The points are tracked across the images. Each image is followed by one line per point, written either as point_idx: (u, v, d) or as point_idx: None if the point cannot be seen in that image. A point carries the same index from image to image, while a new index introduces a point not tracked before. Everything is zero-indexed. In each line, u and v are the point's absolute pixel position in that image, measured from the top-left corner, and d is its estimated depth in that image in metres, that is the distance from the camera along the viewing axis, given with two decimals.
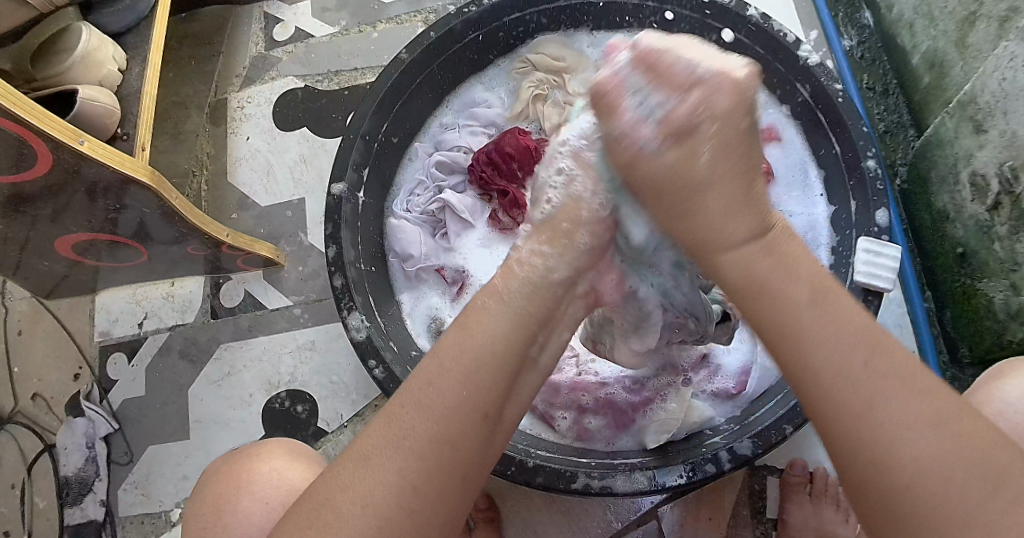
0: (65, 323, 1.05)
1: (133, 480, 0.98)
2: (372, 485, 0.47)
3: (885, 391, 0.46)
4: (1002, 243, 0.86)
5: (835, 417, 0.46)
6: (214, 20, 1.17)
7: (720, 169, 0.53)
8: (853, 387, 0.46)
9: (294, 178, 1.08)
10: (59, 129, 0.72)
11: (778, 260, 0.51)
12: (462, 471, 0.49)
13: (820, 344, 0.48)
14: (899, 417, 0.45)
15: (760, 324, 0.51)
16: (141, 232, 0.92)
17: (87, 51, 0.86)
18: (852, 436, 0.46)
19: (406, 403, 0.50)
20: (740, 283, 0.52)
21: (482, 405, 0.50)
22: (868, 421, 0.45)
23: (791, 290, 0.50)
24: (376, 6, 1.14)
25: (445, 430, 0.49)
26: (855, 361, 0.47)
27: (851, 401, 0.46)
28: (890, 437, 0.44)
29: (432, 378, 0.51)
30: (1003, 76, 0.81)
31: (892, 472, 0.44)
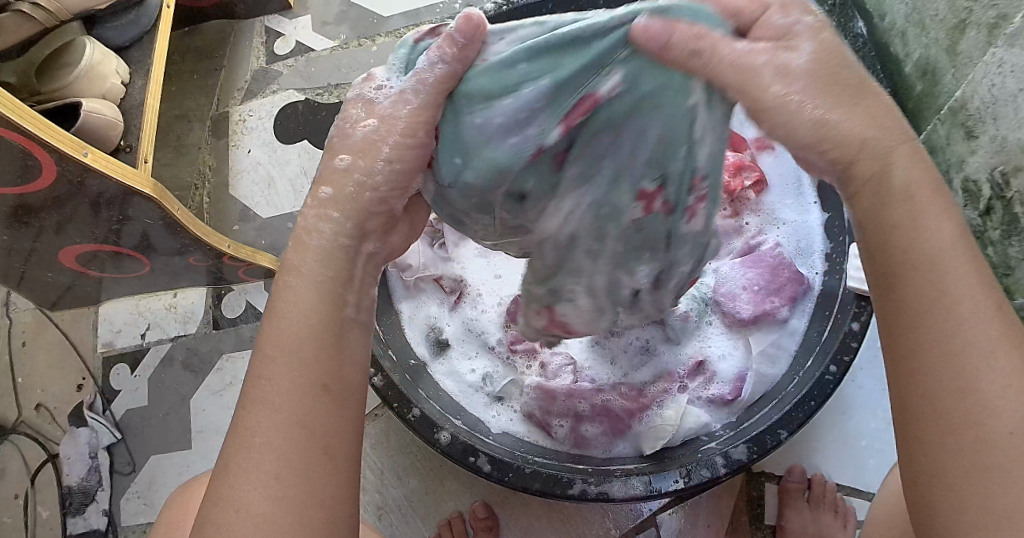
0: (68, 335, 1.06)
1: (135, 489, 0.99)
2: (247, 488, 0.42)
3: (1007, 351, 0.39)
4: (995, 247, 0.87)
5: (924, 368, 0.40)
6: (218, 34, 1.19)
7: (855, 125, 0.43)
8: (967, 345, 0.39)
9: (295, 191, 1.09)
10: (64, 141, 0.74)
11: (936, 193, 0.43)
12: (327, 443, 0.44)
13: (961, 293, 0.40)
14: (1002, 386, 0.39)
15: (892, 253, 0.42)
16: (145, 243, 0.93)
17: (91, 64, 0.88)
18: (938, 403, 0.40)
19: (246, 404, 0.45)
20: (896, 215, 0.42)
21: (317, 376, 0.46)
22: (974, 384, 0.39)
23: (942, 235, 0.42)
24: (376, 20, 1.16)
25: (297, 411, 0.44)
26: (989, 325, 0.40)
27: (970, 342, 0.40)
28: (989, 413, 0.38)
29: (261, 368, 0.45)
30: (993, 81, 0.82)
31: (987, 439, 0.38)
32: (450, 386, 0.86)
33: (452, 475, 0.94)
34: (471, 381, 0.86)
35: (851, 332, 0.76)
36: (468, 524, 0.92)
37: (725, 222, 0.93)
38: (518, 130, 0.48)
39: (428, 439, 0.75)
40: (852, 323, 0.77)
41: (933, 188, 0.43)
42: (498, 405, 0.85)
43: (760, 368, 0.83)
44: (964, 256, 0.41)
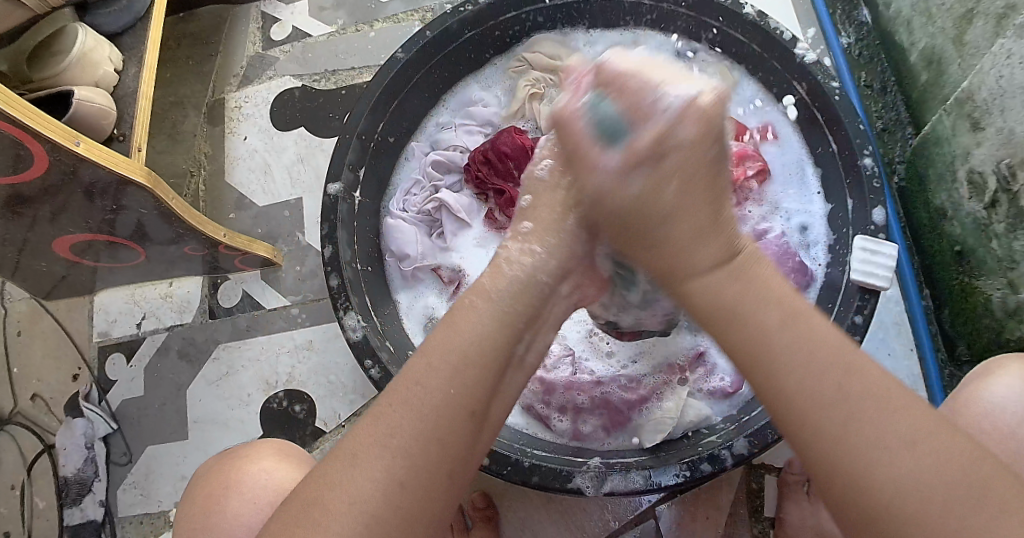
0: (63, 324, 1.05)
1: (132, 480, 0.99)
2: (362, 487, 0.46)
3: (863, 405, 0.44)
4: (1000, 240, 0.85)
5: (812, 442, 0.45)
6: (212, 19, 1.17)
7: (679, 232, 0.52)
8: (829, 409, 0.45)
9: (292, 179, 1.08)
10: (55, 129, 0.72)
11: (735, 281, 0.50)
12: (451, 466, 0.48)
13: (794, 371, 0.46)
14: (879, 438, 0.44)
15: (731, 349, 0.49)
16: (140, 233, 0.92)
17: (83, 51, 0.86)
18: (835, 464, 0.44)
19: (393, 402, 0.48)
20: (710, 310, 0.50)
21: (470, 403, 0.49)
22: (850, 437, 0.44)
23: (762, 316, 0.48)
24: (373, 5, 1.14)
25: (434, 427, 0.47)
26: (830, 384, 0.45)
27: (828, 426, 0.44)
28: (874, 461, 0.43)
29: (421, 374, 0.49)
30: (1000, 73, 0.81)
31: (880, 493, 0.43)
32: None
33: None
34: None
35: (855, 325, 0.76)
36: (466, 515, 0.91)
37: None
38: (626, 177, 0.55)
39: None
40: (854, 316, 0.76)
41: (738, 292, 0.49)
42: None
43: None
44: (795, 323, 0.48)
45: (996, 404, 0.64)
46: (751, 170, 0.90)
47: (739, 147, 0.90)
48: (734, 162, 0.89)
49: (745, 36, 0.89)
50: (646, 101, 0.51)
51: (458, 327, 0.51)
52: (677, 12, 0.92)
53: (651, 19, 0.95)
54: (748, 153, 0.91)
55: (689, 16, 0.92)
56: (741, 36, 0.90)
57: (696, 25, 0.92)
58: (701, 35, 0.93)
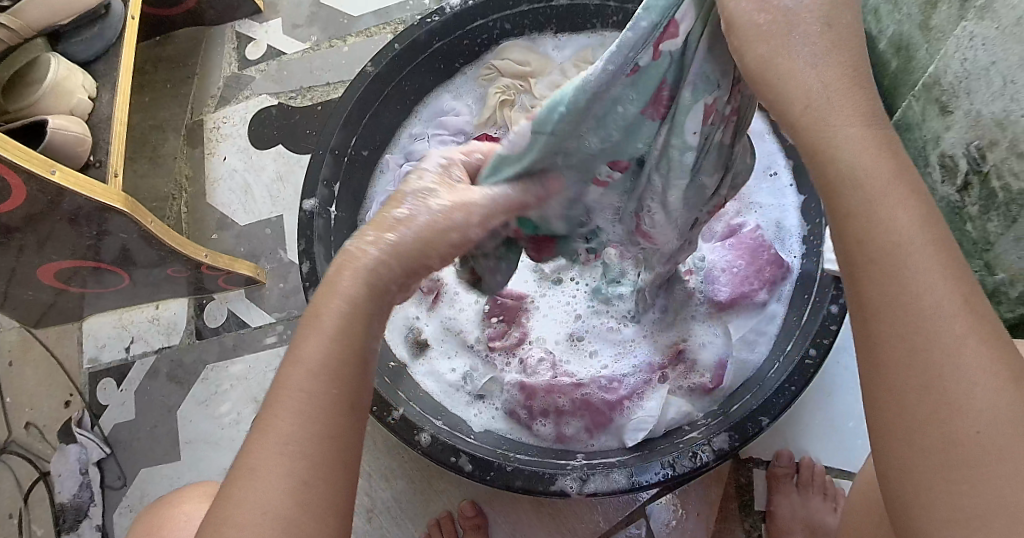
0: (53, 351, 1.06)
1: (127, 503, 0.99)
2: (269, 496, 0.43)
3: (974, 333, 0.40)
4: (974, 223, 0.86)
5: (915, 351, 0.40)
6: (188, 42, 1.18)
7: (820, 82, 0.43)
8: (941, 326, 0.40)
9: (272, 196, 1.09)
10: (30, 159, 0.73)
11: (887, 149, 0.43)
12: (344, 456, 0.46)
13: (920, 263, 0.41)
14: (975, 371, 0.39)
15: (862, 228, 0.42)
16: (123, 257, 0.93)
17: (57, 81, 0.88)
18: (908, 389, 0.40)
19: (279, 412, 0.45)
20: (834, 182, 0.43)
21: (351, 395, 0.47)
22: (945, 363, 0.40)
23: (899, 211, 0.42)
24: (346, 21, 1.15)
25: (326, 426, 0.45)
26: (956, 295, 0.40)
27: (943, 335, 0.40)
28: (960, 389, 0.39)
29: (297, 378, 0.46)
30: (964, 56, 0.81)
31: (955, 428, 0.39)
32: (431, 387, 0.86)
33: (441, 475, 0.94)
34: (451, 381, 0.86)
35: (830, 314, 0.75)
36: (458, 523, 0.92)
37: None
38: (636, 42, 0.47)
39: (409, 441, 0.75)
40: (830, 305, 0.75)
41: (893, 171, 0.42)
42: (479, 403, 0.85)
43: (740, 353, 0.82)
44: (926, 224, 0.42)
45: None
46: None
47: None
48: None
49: None
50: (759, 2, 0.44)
51: None
52: None
53: (617, 21, 0.95)
54: None
55: None
56: None
57: None
58: None
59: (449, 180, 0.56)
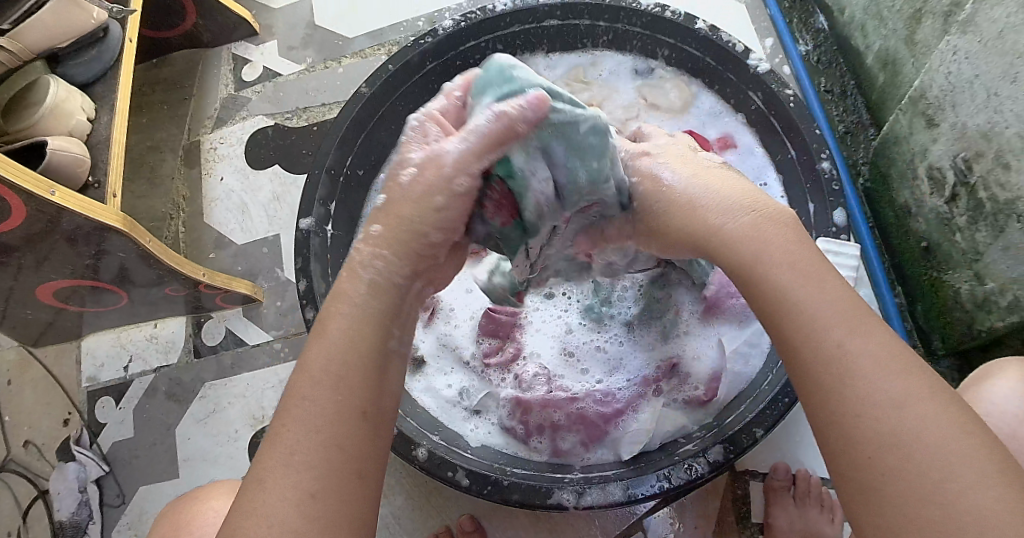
0: (52, 370, 1.06)
1: (126, 521, 0.99)
2: (278, 504, 0.46)
3: (851, 369, 0.47)
4: (962, 233, 0.87)
5: (814, 394, 0.48)
6: (185, 63, 1.20)
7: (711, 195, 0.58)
8: (829, 361, 0.48)
9: (269, 216, 1.10)
10: (30, 180, 0.75)
11: (775, 229, 0.54)
12: (356, 466, 0.48)
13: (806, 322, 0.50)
14: (861, 402, 0.46)
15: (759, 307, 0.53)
16: (122, 276, 0.94)
17: (56, 103, 0.89)
18: (834, 409, 0.47)
19: (286, 423, 0.48)
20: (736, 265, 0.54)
21: (357, 403, 0.50)
22: (841, 388, 0.47)
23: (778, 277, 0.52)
24: (341, 42, 1.17)
25: (333, 430, 0.48)
26: (829, 341, 0.48)
27: (823, 377, 0.48)
28: (858, 410, 0.46)
29: (305, 392, 0.49)
30: (949, 70, 0.83)
31: (871, 444, 0.45)
32: (428, 403, 0.86)
33: (438, 491, 0.95)
34: (448, 397, 0.86)
35: None
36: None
37: None
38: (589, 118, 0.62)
39: (406, 457, 0.75)
40: None
41: (761, 253, 0.53)
42: (476, 418, 0.85)
43: (734, 366, 0.82)
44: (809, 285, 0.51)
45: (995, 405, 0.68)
46: None
47: None
48: None
49: (697, 50, 0.92)
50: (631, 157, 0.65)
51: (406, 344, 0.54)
52: (632, 31, 0.95)
53: (607, 40, 0.97)
54: None
55: (644, 35, 0.94)
56: (695, 51, 0.92)
57: (651, 42, 0.95)
58: (657, 52, 0.96)
59: (425, 140, 0.55)
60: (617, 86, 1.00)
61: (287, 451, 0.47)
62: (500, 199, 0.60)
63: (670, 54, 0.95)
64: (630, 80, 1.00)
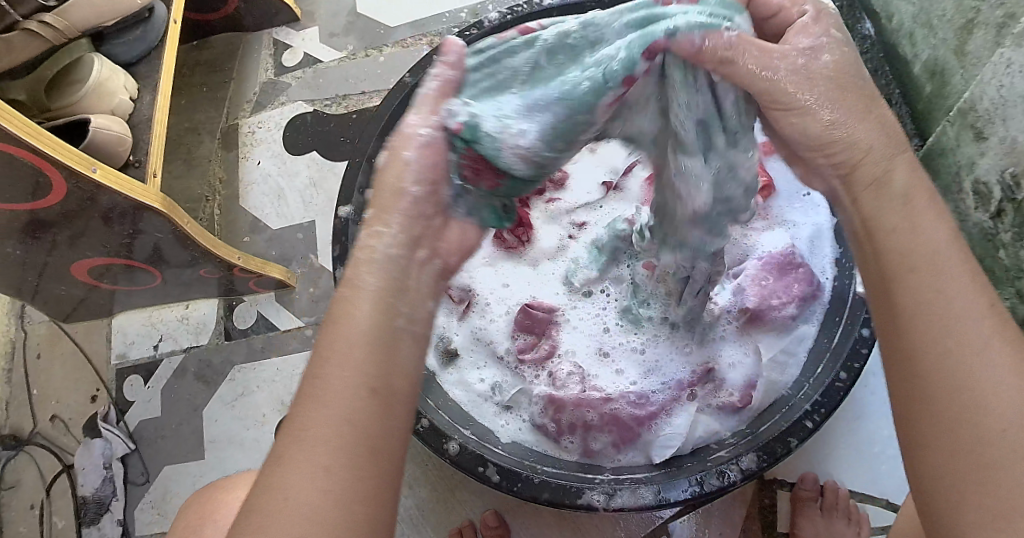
0: (83, 346, 1.07)
1: (149, 499, 1.00)
2: (296, 483, 0.43)
3: (1003, 339, 0.44)
4: (1007, 250, 0.86)
5: (950, 353, 0.44)
6: (225, 47, 1.20)
7: (864, 134, 0.51)
8: (976, 323, 0.44)
9: (305, 202, 1.10)
10: (73, 157, 0.75)
11: (930, 201, 0.49)
12: (370, 443, 0.44)
13: (958, 282, 0.46)
14: (1002, 370, 0.43)
15: (891, 252, 0.48)
16: (155, 256, 0.94)
17: (99, 81, 0.90)
18: (938, 376, 0.44)
19: (299, 402, 0.45)
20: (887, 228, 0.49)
21: (365, 380, 0.46)
22: (988, 353, 0.43)
23: (939, 232, 0.48)
24: (383, 31, 1.17)
25: (342, 409, 0.44)
26: (987, 305, 0.45)
27: (976, 336, 0.44)
28: (979, 384, 0.43)
29: (318, 369, 0.46)
30: (1001, 83, 0.82)
31: (984, 424, 0.42)
32: (459, 396, 0.85)
33: (463, 484, 0.95)
34: (480, 391, 0.86)
35: (862, 338, 0.76)
36: (479, 532, 0.92)
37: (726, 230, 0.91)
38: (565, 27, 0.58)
39: (437, 450, 0.75)
40: (862, 329, 0.77)
41: (921, 203, 0.49)
42: (507, 414, 0.85)
43: (771, 374, 0.81)
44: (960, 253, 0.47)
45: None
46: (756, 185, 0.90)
47: None
48: None
49: None
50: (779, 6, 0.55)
51: None
52: None
53: None
54: None
55: None
56: None
57: None
58: None
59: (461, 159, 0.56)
60: None
61: (301, 428, 0.44)
62: (476, 163, 0.56)
63: None
64: None
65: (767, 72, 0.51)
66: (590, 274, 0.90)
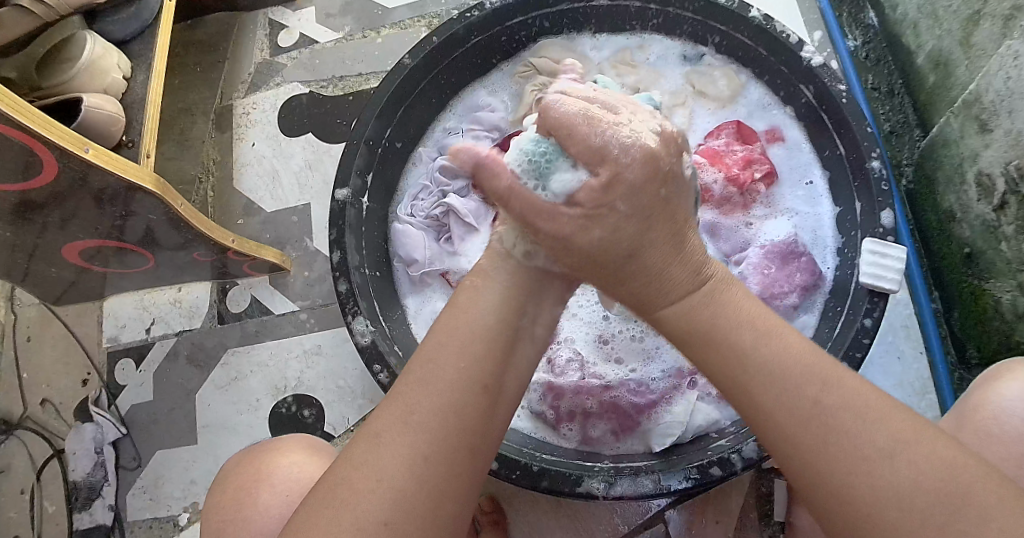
0: (73, 329, 1.05)
1: (142, 484, 0.99)
2: (389, 463, 0.47)
3: (838, 425, 0.46)
4: (1009, 243, 0.85)
5: (795, 452, 0.47)
6: (219, 26, 1.18)
7: (655, 261, 0.56)
8: (806, 422, 0.47)
9: (301, 184, 1.08)
10: (64, 136, 0.73)
11: (737, 325, 0.52)
12: (469, 441, 0.49)
13: (769, 391, 0.49)
14: (856, 448, 0.45)
15: (711, 372, 0.52)
16: (148, 239, 0.92)
17: (92, 60, 0.87)
18: (817, 470, 0.46)
19: (410, 383, 0.50)
20: (685, 338, 0.54)
21: (479, 378, 0.51)
22: (827, 444, 0.46)
23: (740, 336, 0.51)
24: (381, 12, 1.15)
25: (449, 400, 0.49)
26: (806, 398, 0.48)
27: (809, 433, 0.47)
28: (846, 472, 0.45)
29: (434, 355, 0.51)
30: (1008, 75, 0.81)
31: (853, 503, 0.45)
32: None
33: None
34: None
35: (864, 328, 0.76)
36: None
37: (727, 220, 0.91)
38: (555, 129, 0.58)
39: None
40: (864, 319, 0.76)
41: (714, 316, 0.53)
42: None
43: None
44: (771, 357, 0.50)
45: (1007, 410, 0.64)
46: (759, 173, 0.90)
47: (745, 152, 0.91)
48: (741, 167, 0.90)
49: (751, 39, 0.90)
50: (601, 145, 0.56)
51: (461, 311, 0.54)
52: (684, 16, 0.93)
53: (657, 23, 0.95)
54: (756, 157, 0.91)
55: (696, 20, 0.92)
56: (747, 39, 0.90)
57: (703, 29, 0.93)
58: (707, 38, 0.94)
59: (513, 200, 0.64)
60: (665, 71, 0.98)
61: (409, 409, 0.49)
62: None
63: (720, 41, 0.93)
64: (678, 67, 0.98)
65: (561, 238, 0.57)
66: None
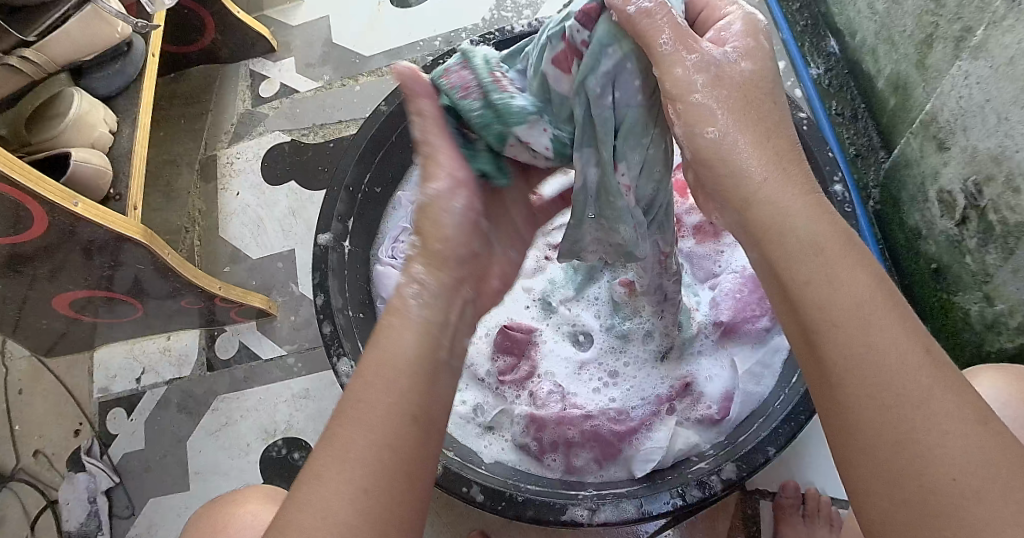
0: (63, 380, 1.07)
1: (135, 533, 0.99)
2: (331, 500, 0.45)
3: (938, 382, 0.44)
4: (973, 255, 0.88)
5: (884, 409, 0.44)
6: (202, 79, 1.22)
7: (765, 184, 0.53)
8: (910, 376, 0.44)
9: (284, 230, 1.11)
10: (53, 191, 0.75)
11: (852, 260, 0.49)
12: (407, 469, 0.47)
13: (885, 329, 0.46)
14: (943, 416, 0.43)
15: (817, 300, 0.48)
16: (136, 288, 0.94)
17: (80, 115, 0.90)
18: (901, 432, 0.43)
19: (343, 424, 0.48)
20: (804, 258, 0.50)
21: (409, 406, 0.49)
22: (925, 404, 0.44)
23: (856, 275, 0.48)
24: (358, 60, 1.20)
25: (382, 434, 0.47)
26: (914, 351, 0.45)
27: (907, 389, 0.44)
28: (934, 436, 0.43)
29: (360, 393, 0.49)
30: (960, 94, 0.84)
31: (928, 476, 0.42)
32: None
33: (448, 507, 0.95)
34: (462, 413, 0.87)
35: None
36: None
37: (699, 249, 0.94)
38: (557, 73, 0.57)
39: None
40: None
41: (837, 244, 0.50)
42: (489, 434, 0.86)
43: (746, 386, 0.83)
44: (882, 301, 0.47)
45: None
46: None
47: None
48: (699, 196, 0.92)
49: None
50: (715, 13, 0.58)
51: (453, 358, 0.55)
52: None
53: None
54: None
55: None
56: None
57: None
58: None
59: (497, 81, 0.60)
60: None
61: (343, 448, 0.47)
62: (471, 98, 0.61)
63: None
64: None
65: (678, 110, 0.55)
66: (567, 293, 0.92)
